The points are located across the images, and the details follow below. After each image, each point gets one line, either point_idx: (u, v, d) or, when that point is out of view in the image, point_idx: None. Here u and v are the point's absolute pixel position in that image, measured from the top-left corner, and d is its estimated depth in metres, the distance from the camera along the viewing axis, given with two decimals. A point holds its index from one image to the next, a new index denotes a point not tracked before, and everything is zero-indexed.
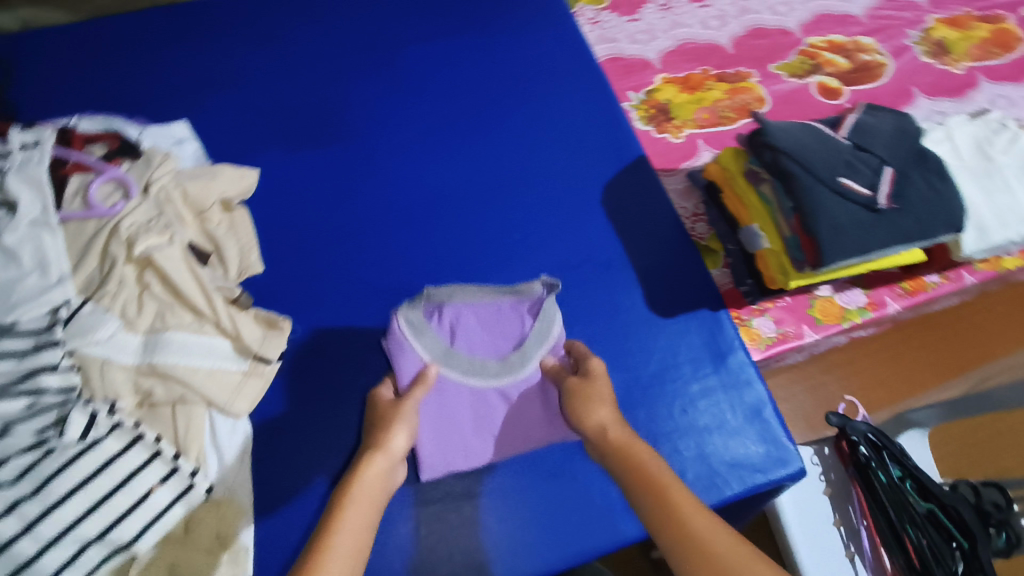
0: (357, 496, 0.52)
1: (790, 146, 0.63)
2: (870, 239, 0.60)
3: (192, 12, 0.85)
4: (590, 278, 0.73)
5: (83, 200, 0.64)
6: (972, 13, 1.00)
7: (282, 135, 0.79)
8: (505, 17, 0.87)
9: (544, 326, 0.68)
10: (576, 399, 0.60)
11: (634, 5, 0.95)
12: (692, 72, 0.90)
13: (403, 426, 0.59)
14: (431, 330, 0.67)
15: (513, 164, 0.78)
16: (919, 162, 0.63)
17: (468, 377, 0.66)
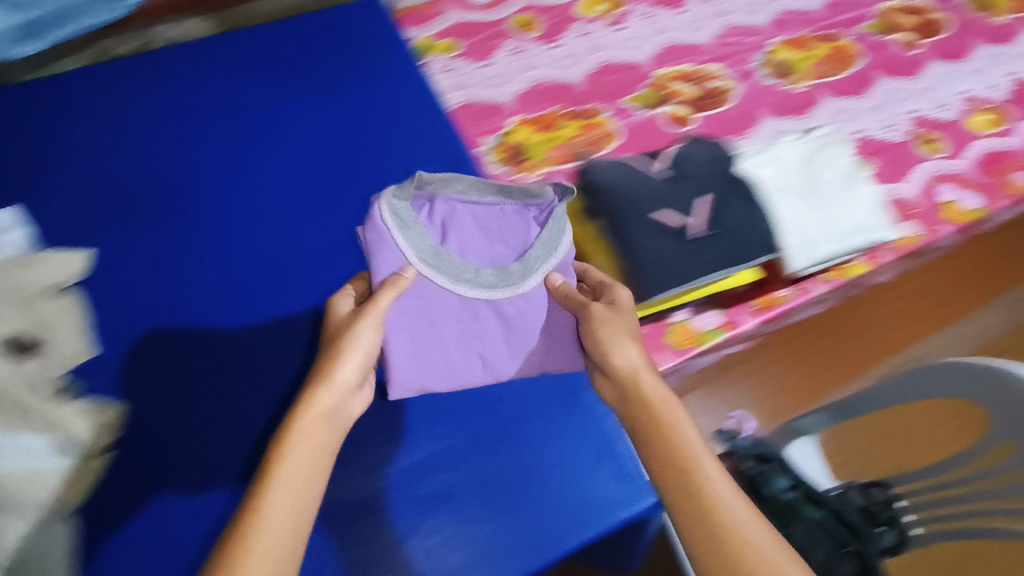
0: (297, 444, 0.51)
1: (617, 184, 0.67)
2: (687, 268, 0.64)
3: (19, 89, 0.82)
4: None
5: None
6: (813, 33, 1.03)
7: (118, 212, 0.76)
8: (356, 74, 0.89)
9: (551, 238, 0.66)
10: (601, 333, 0.58)
11: (486, 51, 0.97)
12: (545, 111, 0.92)
13: (357, 349, 0.57)
14: (422, 224, 0.65)
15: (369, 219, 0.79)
16: (733, 188, 0.68)
17: (458, 283, 0.64)
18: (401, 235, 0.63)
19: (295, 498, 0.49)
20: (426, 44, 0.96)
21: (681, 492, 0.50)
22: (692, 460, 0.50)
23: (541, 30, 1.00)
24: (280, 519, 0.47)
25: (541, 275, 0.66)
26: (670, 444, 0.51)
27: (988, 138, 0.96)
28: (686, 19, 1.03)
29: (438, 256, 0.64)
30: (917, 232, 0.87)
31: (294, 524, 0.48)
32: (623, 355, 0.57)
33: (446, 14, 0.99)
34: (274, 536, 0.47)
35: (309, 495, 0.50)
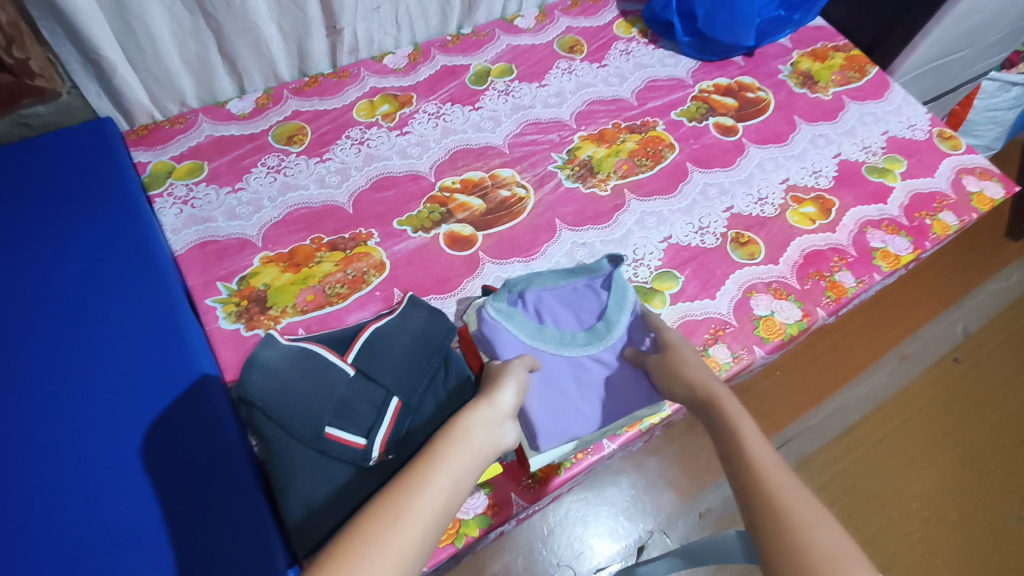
0: (460, 438, 0.49)
1: (268, 398, 0.54)
2: None
3: None
4: (107, 565, 0.53)
5: None
6: (621, 124, 0.96)
7: None
8: (57, 214, 0.73)
9: (620, 295, 0.71)
10: (666, 355, 0.65)
11: (238, 172, 0.84)
12: (300, 244, 0.79)
13: (512, 383, 0.57)
14: (521, 313, 0.69)
15: (33, 404, 0.61)
16: (437, 380, 0.59)
17: (565, 349, 0.68)
18: (510, 323, 0.67)
19: (446, 485, 0.45)
20: (165, 168, 0.83)
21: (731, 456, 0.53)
22: (748, 450, 0.52)
23: (307, 143, 0.87)
24: (433, 497, 0.44)
25: (625, 325, 0.70)
26: (738, 437, 0.53)
27: (807, 234, 0.89)
28: (478, 118, 0.93)
29: (542, 332, 0.68)
30: (728, 356, 0.78)
31: (444, 513, 0.44)
32: (691, 369, 0.62)
33: (197, 128, 0.87)
34: (416, 516, 0.42)
35: (456, 487, 0.45)
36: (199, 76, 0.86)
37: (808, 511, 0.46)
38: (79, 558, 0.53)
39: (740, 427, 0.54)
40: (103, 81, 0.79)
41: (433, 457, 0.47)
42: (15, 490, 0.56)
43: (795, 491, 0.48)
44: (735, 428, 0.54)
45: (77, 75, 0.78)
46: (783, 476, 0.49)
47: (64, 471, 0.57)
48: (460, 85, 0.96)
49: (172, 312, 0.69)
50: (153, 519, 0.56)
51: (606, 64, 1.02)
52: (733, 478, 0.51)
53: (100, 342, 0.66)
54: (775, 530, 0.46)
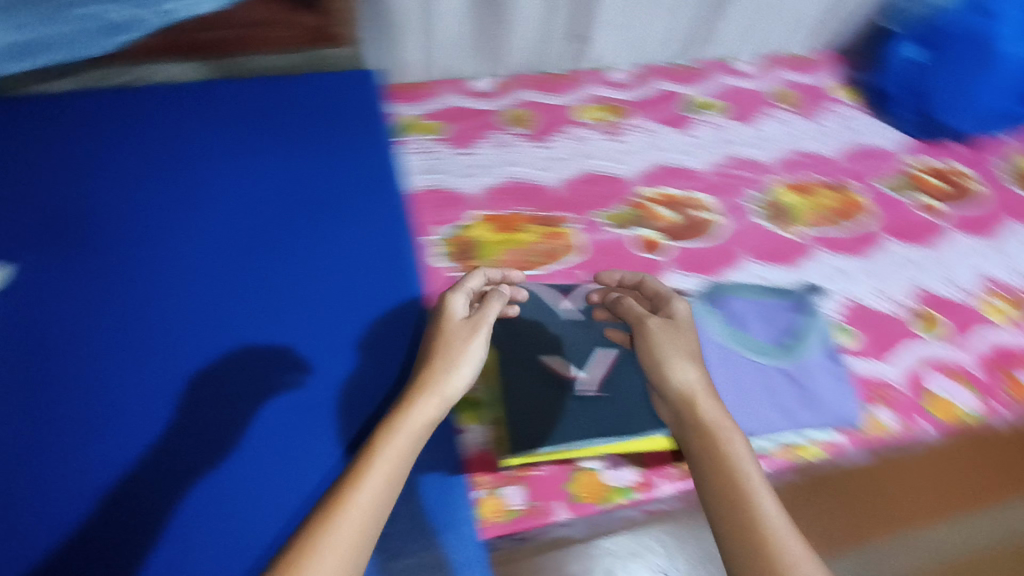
0: (395, 442, 0.55)
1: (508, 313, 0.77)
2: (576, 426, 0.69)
3: (14, 104, 0.85)
4: (321, 419, 0.68)
5: None
6: (821, 179, 0.98)
7: (52, 237, 0.77)
8: (329, 139, 0.88)
9: (807, 323, 0.82)
10: (657, 346, 0.63)
11: (469, 139, 0.95)
12: (511, 212, 0.88)
13: (464, 368, 0.61)
14: (724, 317, 0.81)
15: (288, 284, 0.76)
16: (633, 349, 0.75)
17: (757, 354, 0.79)
18: (711, 322, 0.80)
19: (369, 501, 0.51)
20: (410, 122, 0.96)
21: (729, 496, 0.54)
22: (754, 496, 0.53)
23: (532, 129, 0.98)
24: (364, 511, 0.51)
25: (813, 351, 0.80)
26: (736, 481, 0.54)
27: (994, 328, 0.87)
28: (685, 142, 0.99)
29: (738, 336, 0.80)
30: (889, 421, 0.78)
31: (370, 525, 0.50)
32: (683, 374, 0.61)
33: (439, 97, 0.99)
34: (345, 536, 0.49)
35: (381, 502, 0.52)
36: (458, 52, 0.98)
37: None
38: (306, 409, 0.69)
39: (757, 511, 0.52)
40: (387, 37, 0.93)
41: (361, 474, 0.52)
42: (269, 342, 0.72)
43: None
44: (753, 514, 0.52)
45: (369, 28, 0.92)
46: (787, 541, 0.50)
47: (303, 339, 0.73)
48: (675, 109, 1.03)
49: (402, 246, 0.81)
50: (359, 395, 0.70)
51: (817, 120, 1.05)
52: (726, 522, 0.53)
53: (346, 252, 0.80)
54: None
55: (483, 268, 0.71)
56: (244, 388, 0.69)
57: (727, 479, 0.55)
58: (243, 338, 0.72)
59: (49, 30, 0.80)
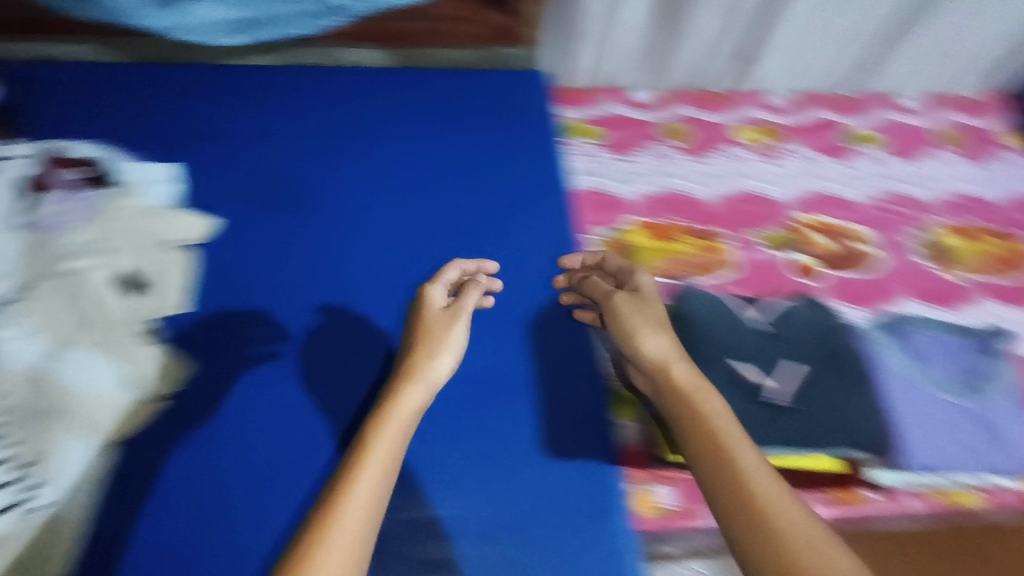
0: (388, 431, 0.58)
1: (697, 316, 0.78)
2: (769, 431, 0.71)
3: (222, 73, 0.93)
4: (481, 396, 0.73)
5: (32, 208, 0.71)
6: (985, 225, 0.96)
7: (251, 195, 0.84)
8: (499, 132, 0.92)
9: (990, 367, 0.81)
10: (624, 322, 0.67)
11: (628, 146, 0.98)
12: (667, 221, 0.90)
13: (444, 354, 0.65)
14: (901, 349, 0.81)
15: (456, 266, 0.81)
16: (826, 362, 0.77)
17: (938, 390, 0.78)
18: (889, 352, 0.80)
19: (369, 495, 0.53)
20: (569, 124, 0.99)
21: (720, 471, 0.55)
22: (732, 453, 0.56)
23: (690, 142, 0.99)
24: (363, 496, 0.53)
25: (996, 396, 0.79)
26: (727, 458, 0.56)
27: None
28: (844, 172, 0.98)
29: (918, 370, 0.79)
30: None
31: (371, 513, 0.53)
32: (650, 345, 0.64)
33: (600, 104, 1.01)
34: (346, 533, 0.51)
35: (379, 491, 0.54)
36: (628, 61, 1.00)
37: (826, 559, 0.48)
38: (470, 382, 0.73)
39: (775, 521, 0.51)
40: (563, 42, 0.97)
41: (365, 458, 0.55)
42: None
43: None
44: (770, 525, 0.51)
45: (551, 27, 0.95)
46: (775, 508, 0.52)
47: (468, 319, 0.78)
48: (834, 139, 1.02)
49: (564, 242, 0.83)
50: (517, 376, 0.74)
51: (983, 165, 1.02)
52: (719, 499, 0.54)
53: (511, 241, 0.83)
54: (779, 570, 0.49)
55: (458, 262, 0.74)
56: None
57: (731, 494, 0.54)
58: None
59: (267, 8, 0.87)
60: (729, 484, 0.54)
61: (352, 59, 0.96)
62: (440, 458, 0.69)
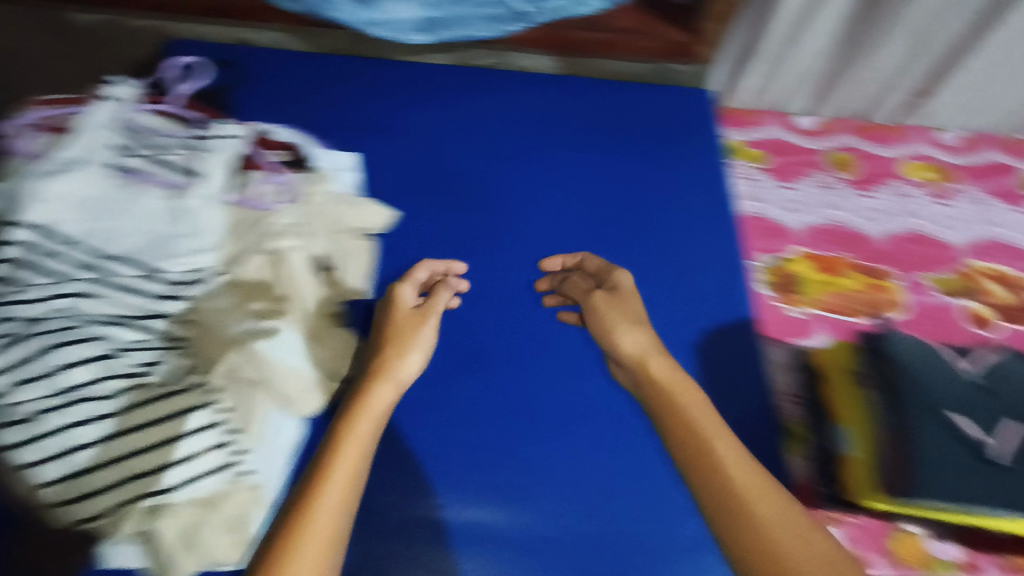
0: (360, 420, 0.58)
1: (900, 355, 0.66)
2: (973, 491, 0.59)
3: (399, 67, 0.95)
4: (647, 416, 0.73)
5: (243, 185, 0.75)
6: None
7: (426, 190, 0.86)
8: (667, 148, 0.91)
9: None
10: (608, 323, 0.67)
11: (792, 173, 0.96)
12: (833, 255, 0.88)
13: (415, 351, 0.66)
14: None
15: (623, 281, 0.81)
16: None
17: None
18: None
19: (341, 482, 0.53)
20: (733, 146, 0.98)
21: (705, 477, 0.53)
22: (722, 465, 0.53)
23: (855, 174, 0.97)
24: (338, 485, 0.53)
25: None
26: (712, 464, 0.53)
27: None
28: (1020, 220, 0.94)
29: None
30: None
31: (343, 502, 0.52)
32: (627, 343, 0.64)
33: (765, 126, 1.00)
34: (322, 526, 0.50)
35: (357, 475, 0.54)
36: (796, 88, 0.98)
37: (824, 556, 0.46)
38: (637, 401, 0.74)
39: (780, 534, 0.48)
40: (737, 62, 0.95)
41: (337, 452, 0.55)
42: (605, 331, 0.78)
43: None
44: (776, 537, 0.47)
45: (721, 50, 0.93)
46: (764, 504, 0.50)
47: (639, 336, 0.77)
48: (1011, 184, 0.97)
49: (735, 268, 0.82)
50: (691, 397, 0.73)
51: None
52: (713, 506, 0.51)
53: (679, 261, 0.82)
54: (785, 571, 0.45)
55: (427, 261, 0.77)
56: (583, 364, 0.76)
57: (725, 503, 0.51)
58: (584, 323, 0.78)
59: (454, 9, 0.87)
60: (725, 494, 0.51)
61: (524, 63, 0.97)
62: (475, 465, 0.69)
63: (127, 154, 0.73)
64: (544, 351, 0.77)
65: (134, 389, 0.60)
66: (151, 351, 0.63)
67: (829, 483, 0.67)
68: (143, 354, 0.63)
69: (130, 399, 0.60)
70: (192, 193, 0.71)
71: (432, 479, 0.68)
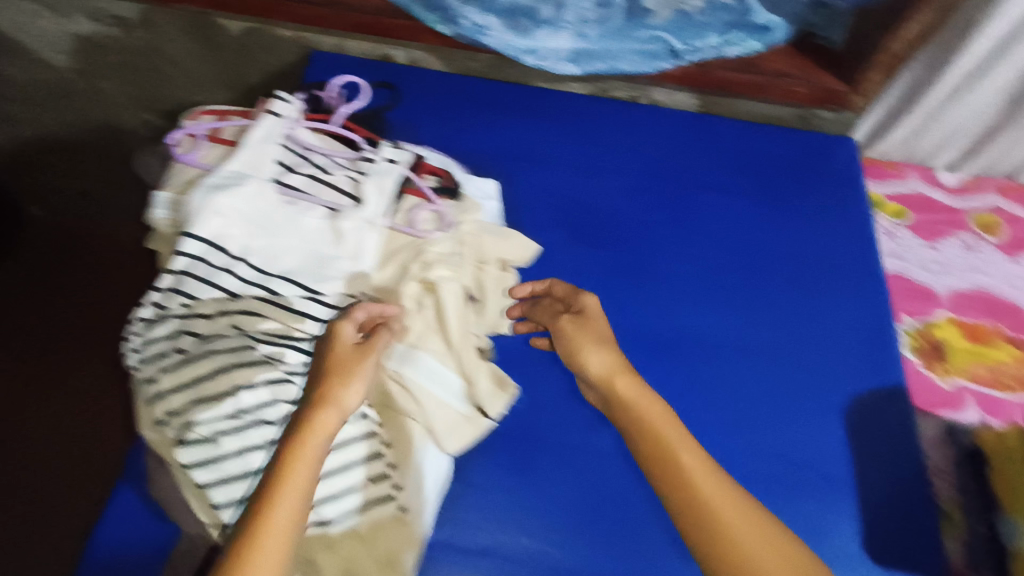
0: (301, 456, 0.54)
1: None
2: None
3: (540, 93, 0.94)
4: (795, 483, 0.71)
5: (405, 218, 0.74)
6: None
7: (569, 226, 0.86)
8: (809, 199, 0.90)
9: None
10: (574, 344, 0.68)
11: (935, 233, 0.92)
12: (982, 322, 0.85)
13: (358, 382, 0.60)
14: None
15: (763, 334, 0.80)
16: None
17: None
18: None
19: (286, 521, 0.51)
20: (876, 199, 0.95)
21: (672, 483, 0.57)
22: (687, 475, 0.57)
23: (1003, 239, 0.92)
24: (278, 528, 0.50)
25: None
26: (679, 471, 0.57)
27: None
28: None
29: None
30: None
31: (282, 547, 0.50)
32: (592, 363, 0.66)
33: (906, 179, 0.97)
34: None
35: (297, 509, 0.52)
36: (945, 144, 0.94)
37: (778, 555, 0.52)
38: (784, 465, 0.72)
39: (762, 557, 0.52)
40: (885, 116, 0.93)
41: (269, 510, 0.51)
42: (750, 388, 0.76)
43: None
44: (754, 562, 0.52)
45: (876, 103, 0.91)
46: (720, 505, 0.55)
47: (782, 394, 0.76)
48: None
49: (884, 330, 0.80)
50: (839, 467, 0.72)
51: None
52: (675, 504, 0.56)
53: (821, 321, 0.81)
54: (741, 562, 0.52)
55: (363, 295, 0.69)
56: (729, 419, 0.74)
57: (691, 511, 0.55)
58: (728, 380, 0.77)
59: (604, 43, 0.86)
60: (694, 515, 0.55)
61: (663, 100, 0.96)
62: (509, 506, 0.66)
63: (288, 171, 0.73)
64: (688, 402, 0.75)
65: None
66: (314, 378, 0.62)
67: (996, 574, 0.66)
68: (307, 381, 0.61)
69: None
70: (348, 216, 0.71)
71: (580, 523, 0.66)
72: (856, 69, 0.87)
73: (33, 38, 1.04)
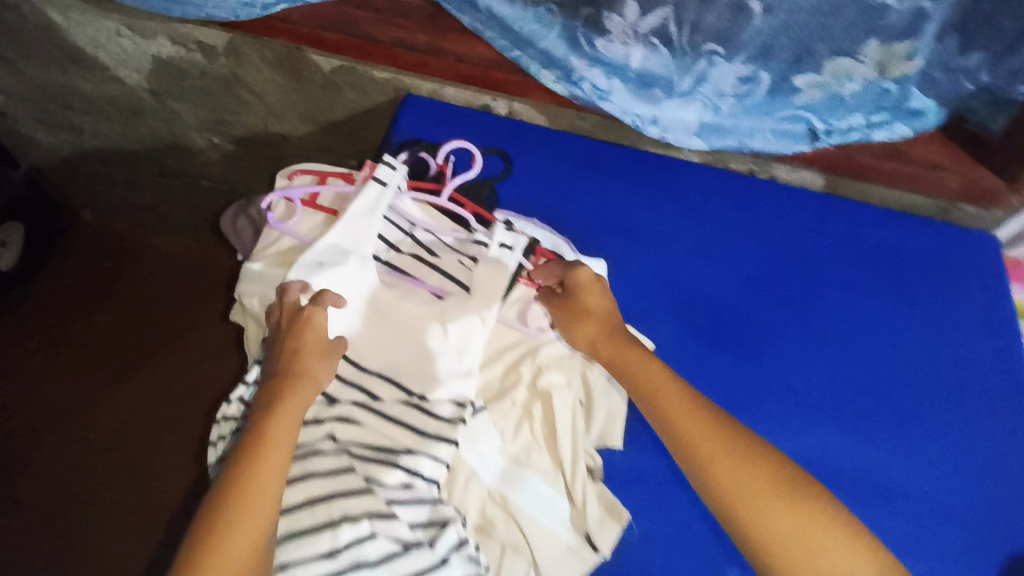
0: (287, 414, 0.53)
1: None
2: None
3: (650, 162, 0.86)
4: None
5: (520, 311, 0.67)
6: None
7: (679, 316, 0.78)
8: (946, 305, 0.80)
9: None
10: (562, 317, 0.65)
11: None
12: None
13: (328, 359, 0.58)
14: None
15: (895, 463, 0.72)
16: None
17: None
18: None
19: (273, 474, 0.50)
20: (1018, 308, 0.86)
21: (656, 414, 0.59)
22: (668, 410, 0.58)
23: None
24: (268, 479, 0.49)
25: None
26: (662, 406, 0.58)
27: None
28: None
29: None
30: None
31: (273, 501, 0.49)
32: (577, 336, 0.64)
33: None
34: (249, 527, 0.47)
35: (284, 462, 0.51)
36: None
37: (762, 480, 0.54)
38: None
39: (730, 475, 0.54)
40: None
41: (253, 478, 0.49)
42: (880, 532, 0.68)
43: (853, 556, 0.50)
44: (722, 478, 0.54)
45: None
46: (702, 437, 0.56)
47: (916, 541, 0.68)
48: None
49: None
50: None
51: None
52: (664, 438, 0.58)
53: (960, 453, 0.72)
54: (725, 488, 0.54)
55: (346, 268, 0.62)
56: None
57: (679, 444, 0.57)
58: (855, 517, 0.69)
59: (739, 121, 0.78)
60: (681, 447, 0.57)
61: (785, 176, 0.87)
62: None
63: (392, 249, 0.67)
64: None
65: (403, 553, 0.52)
66: (419, 507, 0.57)
67: None
68: (411, 511, 0.56)
69: (398, 567, 0.52)
70: (455, 307, 0.63)
71: None
72: (1017, 168, 0.78)
73: (110, 55, 0.96)
